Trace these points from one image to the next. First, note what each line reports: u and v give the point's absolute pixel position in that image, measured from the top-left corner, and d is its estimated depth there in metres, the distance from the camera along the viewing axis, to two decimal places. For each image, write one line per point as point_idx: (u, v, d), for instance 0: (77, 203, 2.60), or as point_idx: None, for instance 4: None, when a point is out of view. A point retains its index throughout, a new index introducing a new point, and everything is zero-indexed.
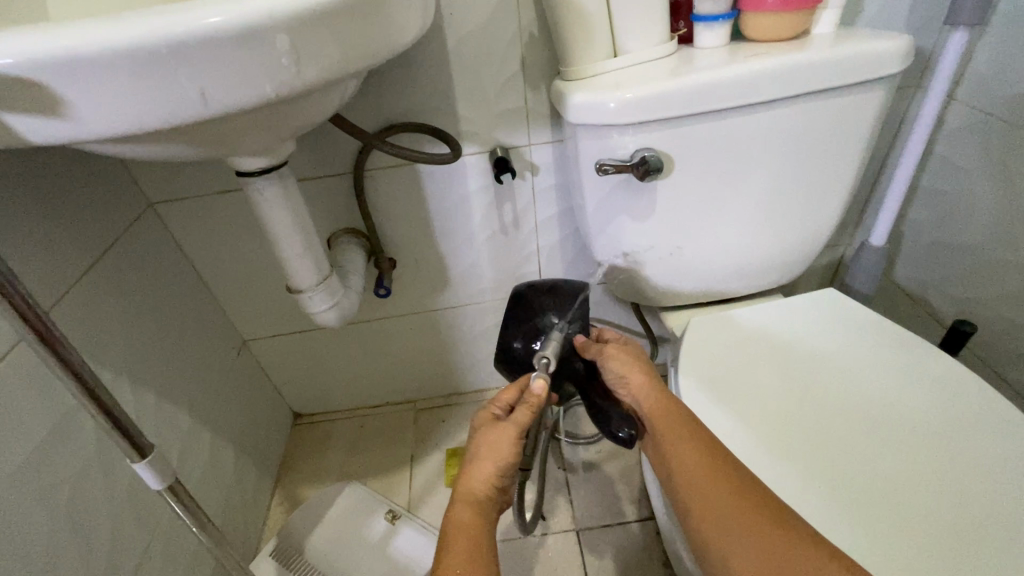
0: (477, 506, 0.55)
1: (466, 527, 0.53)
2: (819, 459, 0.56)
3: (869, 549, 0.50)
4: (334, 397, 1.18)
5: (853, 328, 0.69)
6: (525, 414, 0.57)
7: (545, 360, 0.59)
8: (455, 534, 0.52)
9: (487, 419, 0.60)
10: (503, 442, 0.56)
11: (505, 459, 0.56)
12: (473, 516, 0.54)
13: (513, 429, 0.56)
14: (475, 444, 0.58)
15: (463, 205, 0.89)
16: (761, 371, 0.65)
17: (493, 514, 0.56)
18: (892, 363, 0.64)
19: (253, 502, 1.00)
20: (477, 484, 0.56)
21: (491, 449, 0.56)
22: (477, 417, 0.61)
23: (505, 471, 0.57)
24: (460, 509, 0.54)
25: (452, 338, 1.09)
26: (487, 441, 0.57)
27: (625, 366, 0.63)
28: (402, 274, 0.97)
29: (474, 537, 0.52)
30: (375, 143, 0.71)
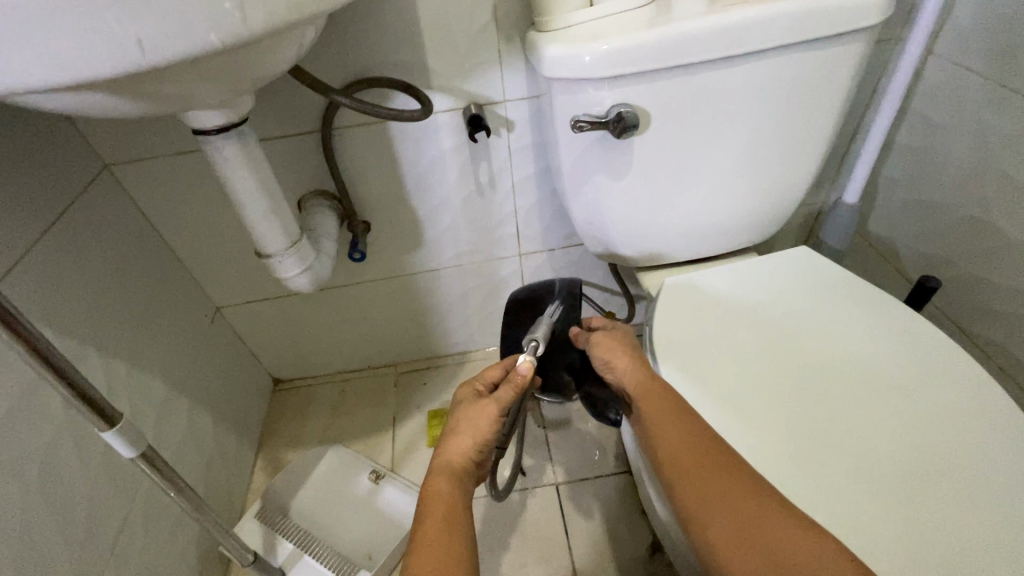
0: (454, 478, 0.57)
1: (441, 499, 0.55)
2: (787, 413, 0.59)
3: (829, 496, 0.52)
4: (313, 362, 1.17)
5: (826, 286, 0.71)
6: (509, 391, 0.59)
7: (534, 344, 0.61)
8: (430, 503, 0.55)
9: (469, 395, 0.63)
10: (484, 418, 0.59)
11: (485, 434, 0.58)
12: (449, 487, 0.56)
13: (495, 406, 0.59)
14: (456, 418, 0.60)
15: (438, 164, 0.87)
16: (733, 330, 0.67)
17: (469, 487, 0.58)
18: (861, 320, 0.66)
19: (235, 467, 1.01)
20: (456, 456, 0.58)
21: (471, 423, 0.59)
22: (460, 392, 0.64)
23: (483, 446, 0.59)
24: (437, 480, 0.57)
25: (431, 301, 1.08)
26: (468, 416, 0.59)
27: (609, 350, 0.64)
28: (378, 237, 0.95)
29: (449, 505, 0.54)
30: (338, 101, 0.66)
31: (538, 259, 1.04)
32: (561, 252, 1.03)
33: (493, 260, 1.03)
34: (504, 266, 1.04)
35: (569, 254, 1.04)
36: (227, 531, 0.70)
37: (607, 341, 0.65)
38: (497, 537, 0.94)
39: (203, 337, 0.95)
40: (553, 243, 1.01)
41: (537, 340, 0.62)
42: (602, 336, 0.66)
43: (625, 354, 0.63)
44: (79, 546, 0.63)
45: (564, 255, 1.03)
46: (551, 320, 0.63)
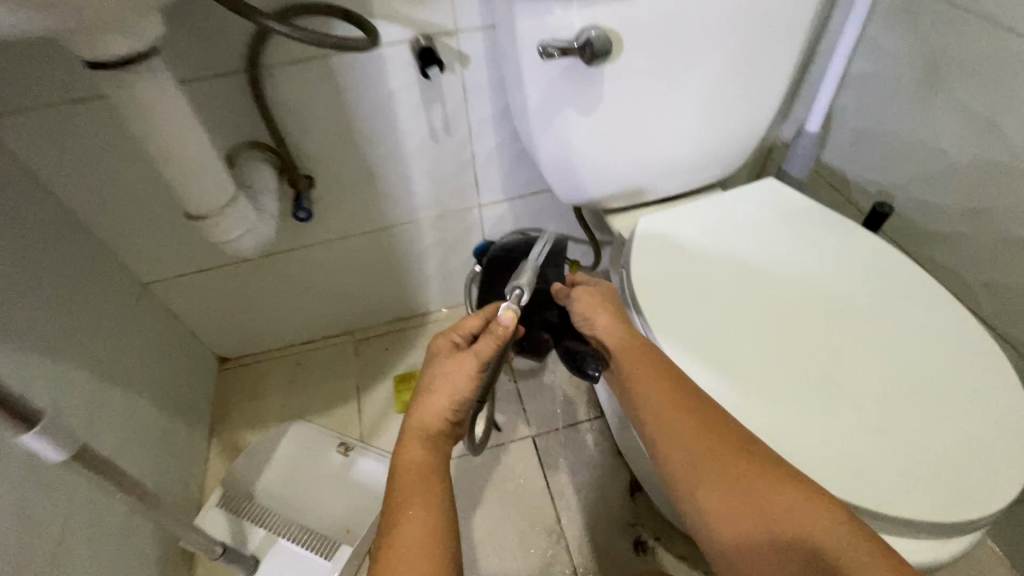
0: (429, 442, 0.55)
1: (417, 469, 0.53)
2: (769, 348, 0.59)
3: (812, 425, 0.54)
4: (261, 336, 1.08)
5: (797, 217, 0.71)
6: (487, 343, 0.55)
7: (518, 292, 0.56)
8: (406, 474, 0.53)
9: (445, 347, 0.58)
10: (461, 376, 0.55)
11: (461, 392, 0.55)
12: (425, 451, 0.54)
13: (472, 361, 0.55)
14: (431, 375, 0.56)
15: (386, 107, 0.78)
16: (711, 269, 0.66)
17: (447, 449, 0.56)
18: (831, 249, 0.67)
19: (187, 455, 0.93)
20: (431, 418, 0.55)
21: (446, 381, 0.55)
22: (435, 342, 0.60)
23: (460, 406, 0.56)
24: (412, 447, 0.55)
25: (387, 262, 1.01)
26: (443, 372, 0.56)
27: (591, 307, 0.60)
28: (323, 193, 0.86)
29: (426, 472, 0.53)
30: (270, 27, 0.56)
31: (498, 209, 0.99)
32: (522, 200, 0.98)
33: (451, 213, 0.97)
34: (463, 219, 0.98)
35: (530, 203, 0.99)
36: (189, 525, 0.63)
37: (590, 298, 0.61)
38: (478, 495, 0.94)
39: (131, 319, 0.84)
40: (514, 191, 0.96)
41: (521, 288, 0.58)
42: (585, 292, 0.61)
43: (607, 312, 0.59)
44: (9, 564, 0.55)
45: (526, 203, 0.99)
46: (538, 264, 0.58)
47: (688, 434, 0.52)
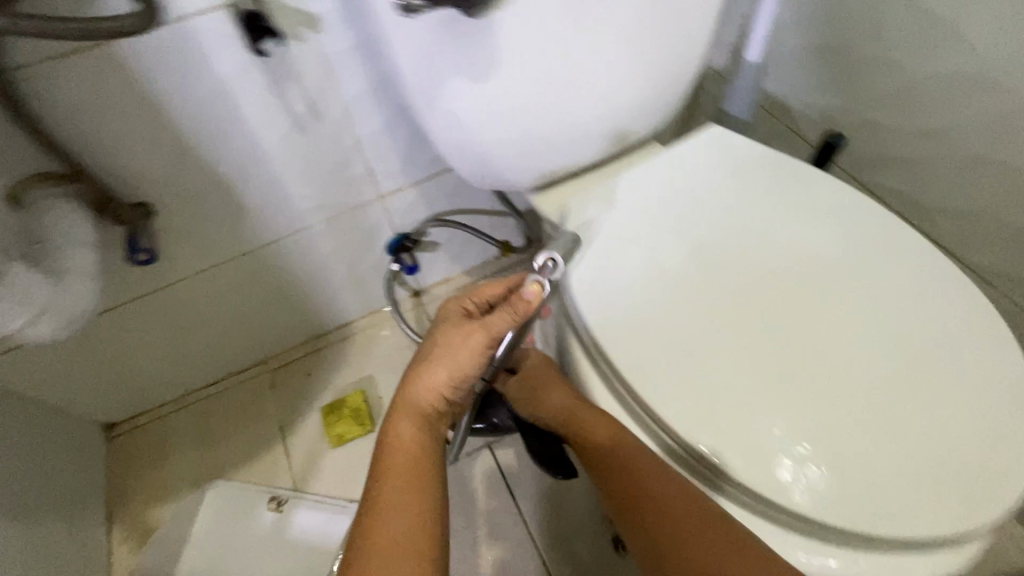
0: (422, 420, 0.50)
1: (406, 448, 0.49)
2: (745, 344, 0.49)
3: (802, 435, 0.46)
4: (148, 391, 0.89)
5: (750, 169, 0.60)
6: (504, 318, 0.47)
7: (551, 263, 0.49)
8: (392, 451, 0.49)
9: (455, 314, 0.52)
10: (465, 351, 0.48)
11: (465, 370, 0.49)
12: (415, 429, 0.49)
13: (481, 337, 0.48)
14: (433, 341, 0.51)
15: (223, 97, 0.59)
16: (664, 251, 0.54)
17: (440, 427, 0.51)
18: (793, 205, 0.57)
19: (80, 558, 0.77)
20: (425, 393, 0.49)
21: (450, 354, 0.49)
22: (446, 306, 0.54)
23: (460, 384, 0.50)
24: (402, 422, 0.49)
25: (284, 281, 0.84)
26: (447, 342, 0.49)
27: (543, 386, 0.56)
28: (170, 219, 0.67)
29: (413, 454, 0.48)
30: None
31: (404, 197, 0.82)
32: (431, 182, 0.82)
33: (348, 211, 0.80)
34: (364, 216, 0.82)
35: (442, 183, 0.83)
36: None
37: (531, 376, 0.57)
38: None
39: None
40: (419, 174, 0.80)
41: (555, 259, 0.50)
42: (532, 371, 0.57)
43: (562, 388, 0.55)
44: None
45: (437, 186, 0.83)
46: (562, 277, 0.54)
47: (687, 541, 0.45)
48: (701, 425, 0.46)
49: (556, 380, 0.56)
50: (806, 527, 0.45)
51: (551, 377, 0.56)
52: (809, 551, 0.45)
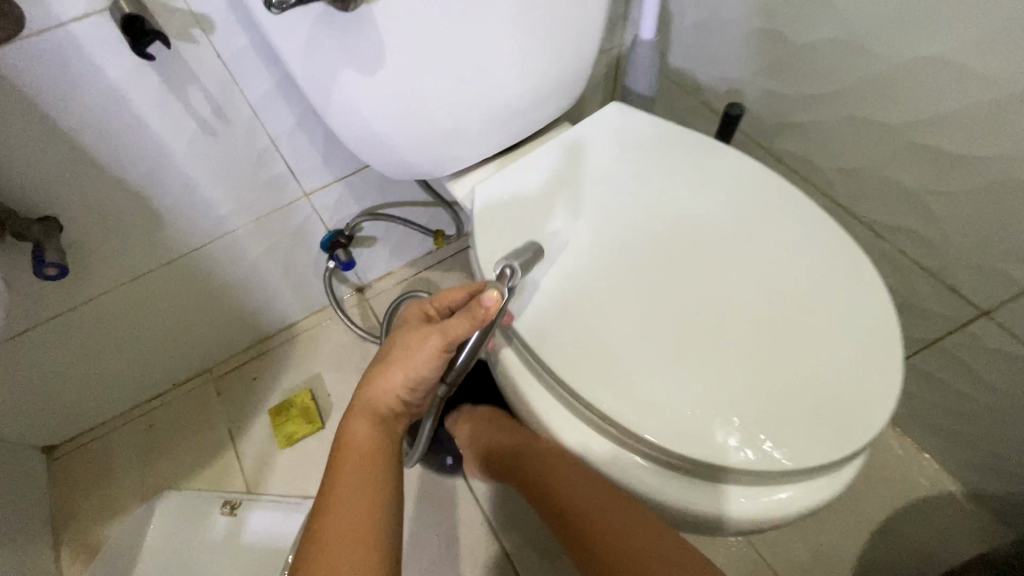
0: (379, 420, 0.51)
1: (362, 446, 0.50)
2: (640, 307, 0.52)
3: (695, 386, 0.49)
4: (87, 410, 0.88)
5: (646, 143, 0.63)
6: (457, 321, 0.48)
7: (509, 272, 0.47)
8: (349, 447, 0.50)
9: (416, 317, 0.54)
10: (423, 353, 0.50)
11: (421, 371, 0.50)
12: (371, 426, 0.51)
13: (438, 340, 0.49)
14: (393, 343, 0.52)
15: (118, 104, 0.58)
16: (565, 228, 0.57)
17: (397, 426, 0.53)
18: (685, 175, 0.61)
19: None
20: (383, 392, 0.51)
21: (407, 354, 0.50)
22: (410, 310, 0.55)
23: (417, 385, 0.51)
24: (359, 421, 0.51)
25: (217, 286, 0.83)
26: (405, 344, 0.51)
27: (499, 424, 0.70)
28: (82, 232, 0.66)
29: (368, 450, 0.50)
30: None
31: (331, 193, 0.83)
32: (357, 177, 0.83)
33: (274, 212, 0.80)
34: (291, 215, 0.82)
35: (368, 178, 0.84)
36: None
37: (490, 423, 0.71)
38: None
39: None
40: (342, 170, 0.81)
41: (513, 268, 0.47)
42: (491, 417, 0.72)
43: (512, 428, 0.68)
44: None
45: (363, 180, 0.84)
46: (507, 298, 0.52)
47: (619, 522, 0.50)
48: (601, 386, 0.49)
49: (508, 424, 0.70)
50: (703, 471, 0.47)
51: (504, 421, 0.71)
52: (708, 493, 0.48)
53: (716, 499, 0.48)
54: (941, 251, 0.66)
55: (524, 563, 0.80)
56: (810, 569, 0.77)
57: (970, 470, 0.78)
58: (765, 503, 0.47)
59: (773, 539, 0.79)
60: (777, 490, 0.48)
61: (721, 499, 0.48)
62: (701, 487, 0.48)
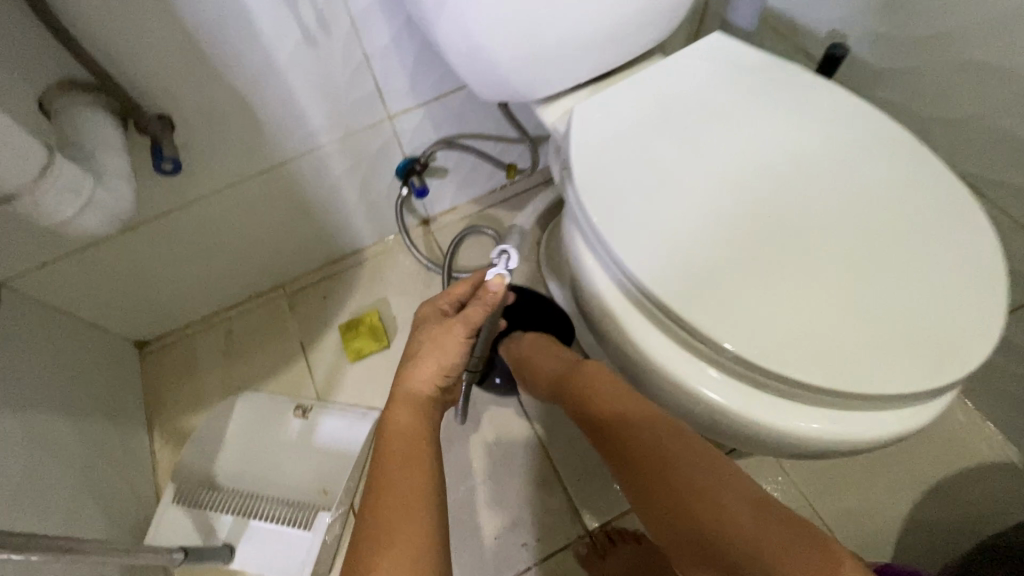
0: (420, 410, 0.52)
1: (407, 432, 0.50)
2: (731, 228, 0.53)
3: (793, 309, 0.49)
4: (175, 311, 0.95)
5: (745, 73, 0.62)
6: (477, 309, 0.53)
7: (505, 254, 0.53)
8: (394, 435, 0.50)
9: (431, 315, 0.57)
10: (452, 342, 0.54)
11: (451, 358, 0.54)
12: (412, 415, 0.52)
13: (463, 328, 0.53)
14: (417, 342, 0.55)
15: (234, 3, 0.60)
16: (659, 148, 0.58)
17: (435, 417, 0.54)
18: (787, 106, 0.59)
19: (127, 455, 0.84)
20: (419, 382, 0.53)
21: (436, 347, 0.54)
22: (422, 313, 0.59)
23: (449, 370, 0.55)
24: (400, 412, 0.52)
25: (300, 201, 0.87)
26: (433, 338, 0.54)
27: (546, 351, 0.74)
28: (189, 131, 0.69)
29: (414, 434, 0.50)
30: None
31: (412, 118, 0.84)
32: (439, 102, 0.84)
33: (360, 132, 0.82)
34: (374, 137, 0.84)
35: (449, 104, 0.85)
36: (133, 550, 0.56)
37: (532, 347, 0.75)
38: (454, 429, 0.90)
39: (9, 325, 0.70)
40: (426, 95, 0.82)
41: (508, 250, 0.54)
42: (535, 343, 0.75)
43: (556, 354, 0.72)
44: None
45: (444, 106, 0.85)
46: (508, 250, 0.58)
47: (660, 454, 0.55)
48: (700, 302, 0.50)
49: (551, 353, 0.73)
50: (789, 391, 0.49)
51: (547, 349, 0.74)
52: (789, 411, 0.50)
53: (797, 417, 0.50)
54: None
55: (576, 487, 0.84)
56: (857, 517, 0.79)
57: None
58: (845, 426, 0.49)
59: (821, 488, 0.81)
60: (857, 415, 0.49)
61: (802, 418, 0.50)
62: (783, 405, 0.50)
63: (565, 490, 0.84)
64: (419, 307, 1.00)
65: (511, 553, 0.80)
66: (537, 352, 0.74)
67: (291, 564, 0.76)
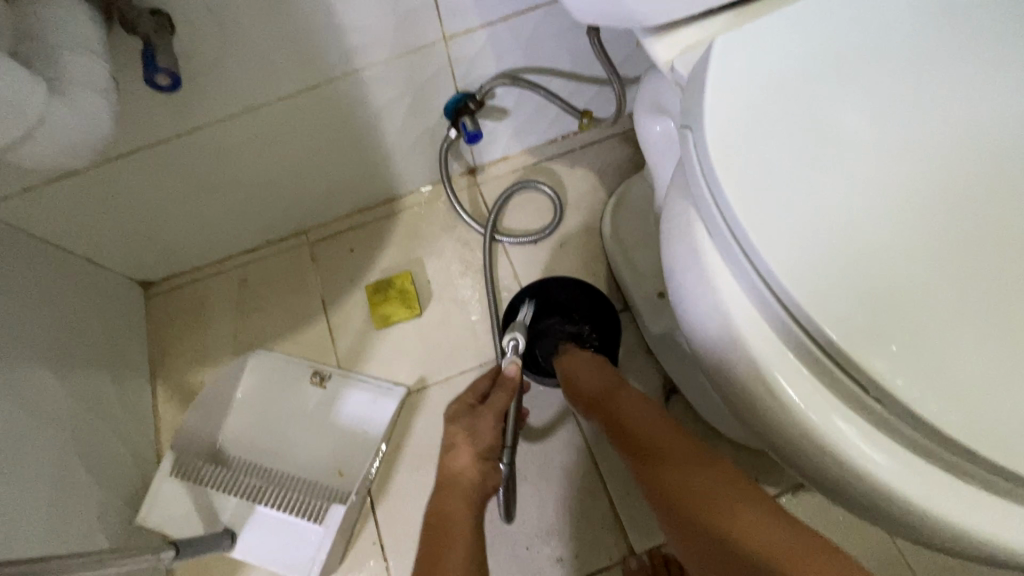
0: (467, 494, 0.52)
1: (456, 518, 0.50)
2: (928, 246, 0.38)
3: (999, 363, 0.35)
4: (183, 252, 0.83)
5: (958, 21, 0.44)
6: (501, 394, 0.57)
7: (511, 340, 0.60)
8: (444, 523, 0.49)
9: (459, 409, 0.60)
10: (484, 427, 0.56)
11: (486, 441, 0.56)
12: (460, 500, 0.51)
13: (492, 415, 0.57)
14: (449, 434, 0.57)
15: None
16: (829, 117, 0.42)
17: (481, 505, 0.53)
18: (1022, 72, 0.42)
19: (125, 412, 0.76)
20: (461, 467, 0.54)
21: (470, 436, 0.56)
22: (450, 411, 0.61)
23: (487, 455, 0.56)
24: (447, 496, 0.52)
25: (329, 136, 0.72)
26: (466, 427, 0.57)
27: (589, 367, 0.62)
28: (192, 36, 0.54)
29: (462, 517, 0.50)
30: None
31: (474, 42, 0.67)
32: (508, 23, 0.66)
33: (409, 55, 0.65)
34: (424, 63, 0.67)
35: (522, 26, 0.67)
36: (115, 557, 0.47)
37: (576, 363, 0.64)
38: None
39: None
40: (492, 13, 0.64)
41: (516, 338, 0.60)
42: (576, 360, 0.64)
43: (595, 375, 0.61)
44: None
45: (514, 29, 0.67)
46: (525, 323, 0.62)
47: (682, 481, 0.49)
48: (872, 336, 0.36)
49: (596, 368, 0.62)
50: (991, 479, 0.36)
51: (592, 365, 0.62)
52: (969, 503, 0.36)
53: (980, 512, 0.36)
54: None
55: (623, 501, 0.72)
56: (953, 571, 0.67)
57: None
58: None
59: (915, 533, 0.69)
60: None
61: (984, 515, 0.36)
62: (958, 492, 0.37)
63: (610, 503, 0.72)
64: (457, 273, 0.86)
65: (543, 568, 0.70)
66: (581, 366, 0.63)
67: (300, 554, 0.68)
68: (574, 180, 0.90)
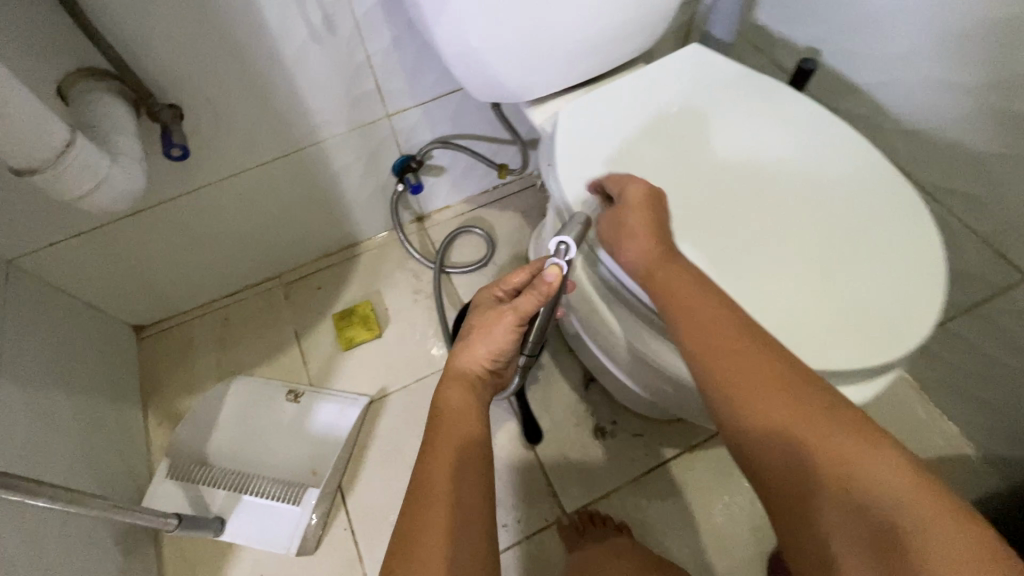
0: (468, 387, 0.55)
1: (454, 410, 0.54)
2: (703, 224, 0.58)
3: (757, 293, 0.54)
4: (173, 296, 0.97)
5: (721, 84, 0.67)
6: (528, 300, 0.52)
7: (562, 246, 0.51)
8: (444, 412, 0.53)
9: (488, 301, 0.58)
10: (500, 329, 0.54)
11: (501, 344, 0.55)
12: (461, 394, 0.55)
13: (514, 316, 0.53)
14: (470, 323, 0.57)
15: (248, 6, 0.65)
16: (640, 150, 0.63)
17: (483, 395, 0.57)
18: (762, 114, 0.64)
19: (123, 434, 0.87)
20: (470, 361, 0.56)
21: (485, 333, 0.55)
22: (479, 297, 0.59)
23: (501, 355, 0.56)
24: (452, 386, 0.55)
25: (298, 193, 0.91)
26: (484, 324, 0.55)
27: (630, 227, 0.54)
28: (195, 120, 0.73)
29: (462, 410, 0.53)
30: None
31: (410, 117, 0.88)
32: (436, 103, 0.88)
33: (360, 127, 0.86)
34: (373, 134, 0.88)
35: (447, 105, 0.89)
36: (129, 510, 0.60)
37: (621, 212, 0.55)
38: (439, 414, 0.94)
39: (14, 303, 0.74)
40: (424, 95, 0.86)
41: (565, 243, 0.51)
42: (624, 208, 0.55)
43: (644, 238, 0.54)
44: None
45: (441, 107, 0.89)
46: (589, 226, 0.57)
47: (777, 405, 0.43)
48: None
49: (644, 225, 0.54)
50: None
51: (641, 219, 0.54)
52: None
53: None
54: (994, 214, 0.69)
55: (554, 470, 0.87)
56: None
57: (991, 437, 0.82)
58: None
59: None
60: None
61: None
62: None
63: (545, 473, 0.87)
64: (411, 299, 1.03)
65: None
66: (626, 221, 0.54)
67: (280, 533, 0.80)
68: (503, 220, 1.11)
